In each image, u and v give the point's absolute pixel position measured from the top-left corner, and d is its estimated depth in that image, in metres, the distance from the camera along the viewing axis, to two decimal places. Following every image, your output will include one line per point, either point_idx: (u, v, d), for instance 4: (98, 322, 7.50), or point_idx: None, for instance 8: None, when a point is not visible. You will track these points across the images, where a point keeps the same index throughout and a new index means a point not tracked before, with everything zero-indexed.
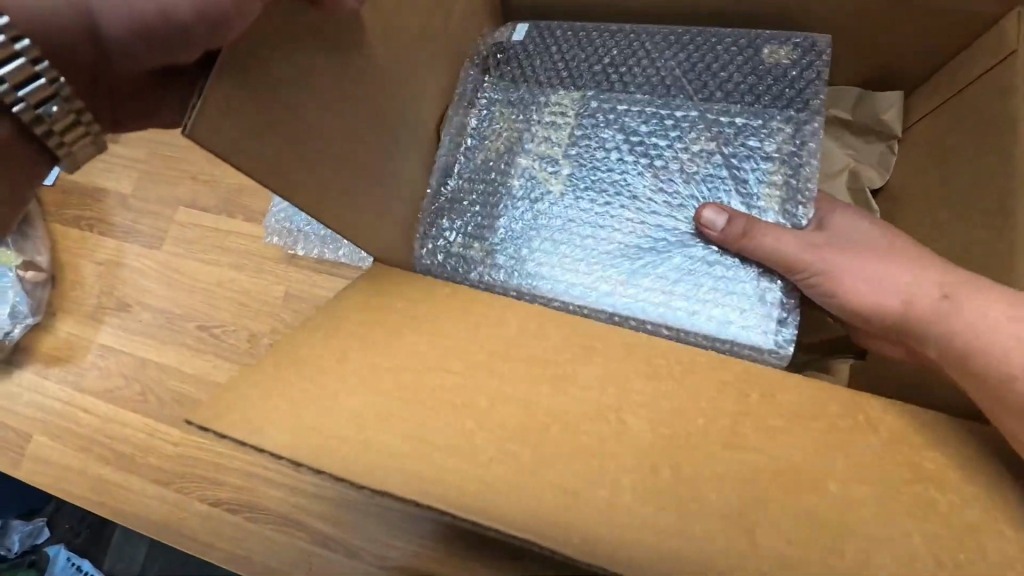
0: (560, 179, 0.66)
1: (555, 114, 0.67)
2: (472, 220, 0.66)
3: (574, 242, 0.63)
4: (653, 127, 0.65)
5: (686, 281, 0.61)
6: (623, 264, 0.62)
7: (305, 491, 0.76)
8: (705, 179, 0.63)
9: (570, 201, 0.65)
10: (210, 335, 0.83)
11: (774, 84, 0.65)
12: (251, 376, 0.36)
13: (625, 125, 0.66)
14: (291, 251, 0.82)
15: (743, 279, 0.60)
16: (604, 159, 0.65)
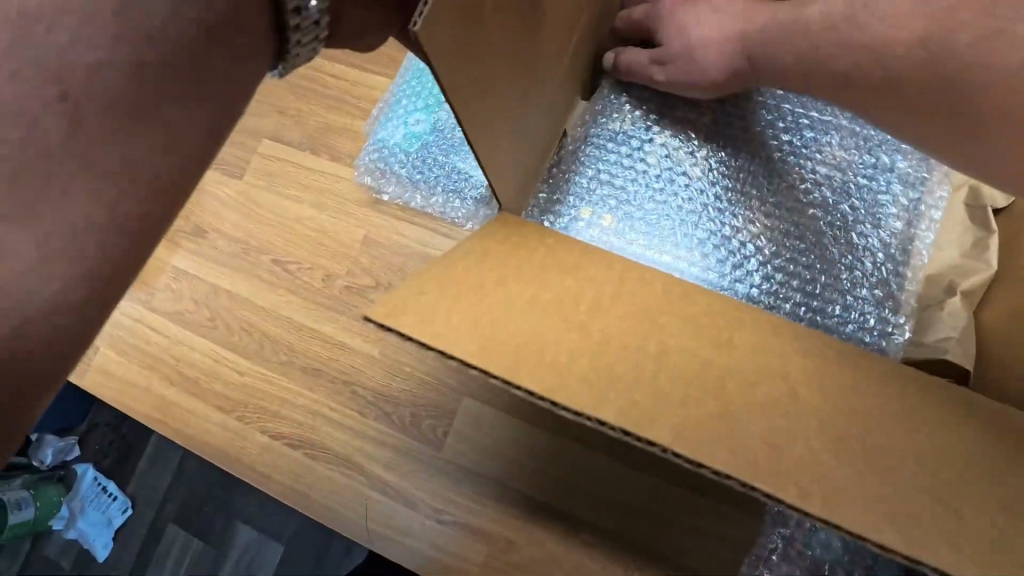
0: (697, 159, 0.62)
1: (690, 96, 0.63)
2: (599, 190, 0.63)
3: (708, 229, 0.61)
4: (790, 123, 0.62)
5: (817, 281, 0.60)
6: (761, 258, 0.60)
7: (367, 435, 0.75)
8: (840, 188, 0.61)
9: (705, 184, 0.62)
10: (283, 270, 0.83)
11: None
12: (422, 292, 0.35)
13: (764, 115, 0.62)
14: (377, 194, 0.81)
15: (866, 281, 0.60)
16: (741, 147, 0.62)
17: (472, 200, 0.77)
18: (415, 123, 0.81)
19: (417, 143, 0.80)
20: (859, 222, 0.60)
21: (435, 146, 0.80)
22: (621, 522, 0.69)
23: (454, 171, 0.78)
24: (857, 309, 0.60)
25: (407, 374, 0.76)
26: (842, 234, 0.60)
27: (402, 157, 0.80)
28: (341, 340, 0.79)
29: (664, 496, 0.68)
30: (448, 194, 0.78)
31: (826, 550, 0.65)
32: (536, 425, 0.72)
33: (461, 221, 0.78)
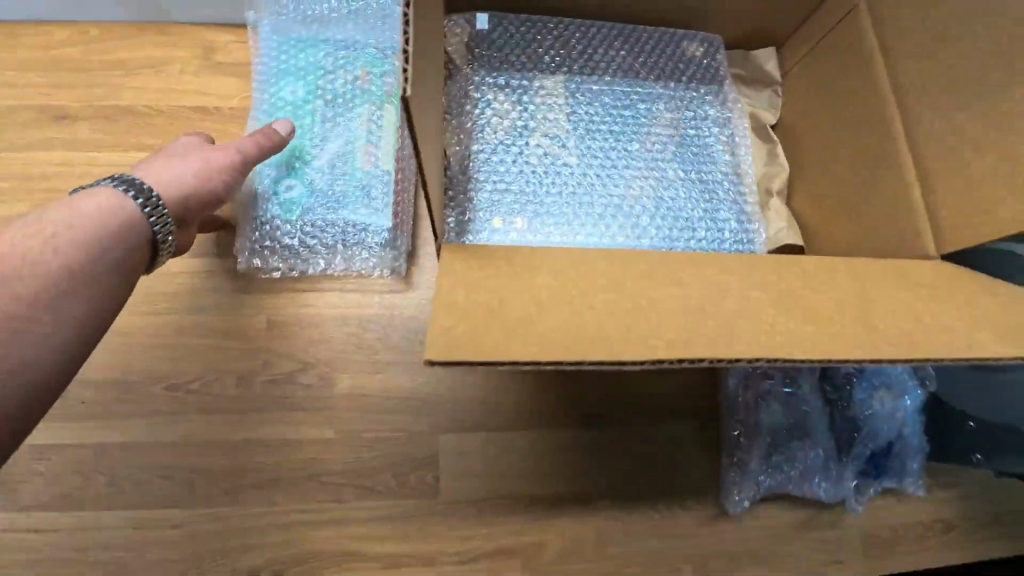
0: (570, 149, 0.69)
1: (542, 101, 0.70)
2: (501, 201, 0.66)
3: (601, 204, 0.68)
4: (625, 101, 0.72)
5: (698, 217, 0.69)
6: (650, 214, 0.68)
7: (355, 520, 0.70)
8: (681, 140, 0.72)
9: (585, 168, 0.68)
10: (184, 393, 0.72)
11: (699, 65, 0.75)
12: (450, 327, 0.38)
13: (605, 101, 0.72)
14: (267, 274, 0.75)
15: (730, 204, 0.70)
16: (598, 130, 0.70)
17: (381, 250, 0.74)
18: (290, 186, 0.73)
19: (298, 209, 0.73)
20: (704, 162, 0.72)
21: (321, 205, 0.73)
22: (621, 481, 0.74)
23: (350, 226, 0.73)
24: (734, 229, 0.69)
25: (371, 441, 0.72)
26: (698, 175, 0.70)
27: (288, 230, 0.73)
28: (285, 437, 0.72)
29: (646, 437, 0.75)
30: (352, 250, 0.74)
31: (765, 413, 0.73)
32: (516, 431, 0.74)
33: (377, 273, 0.76)
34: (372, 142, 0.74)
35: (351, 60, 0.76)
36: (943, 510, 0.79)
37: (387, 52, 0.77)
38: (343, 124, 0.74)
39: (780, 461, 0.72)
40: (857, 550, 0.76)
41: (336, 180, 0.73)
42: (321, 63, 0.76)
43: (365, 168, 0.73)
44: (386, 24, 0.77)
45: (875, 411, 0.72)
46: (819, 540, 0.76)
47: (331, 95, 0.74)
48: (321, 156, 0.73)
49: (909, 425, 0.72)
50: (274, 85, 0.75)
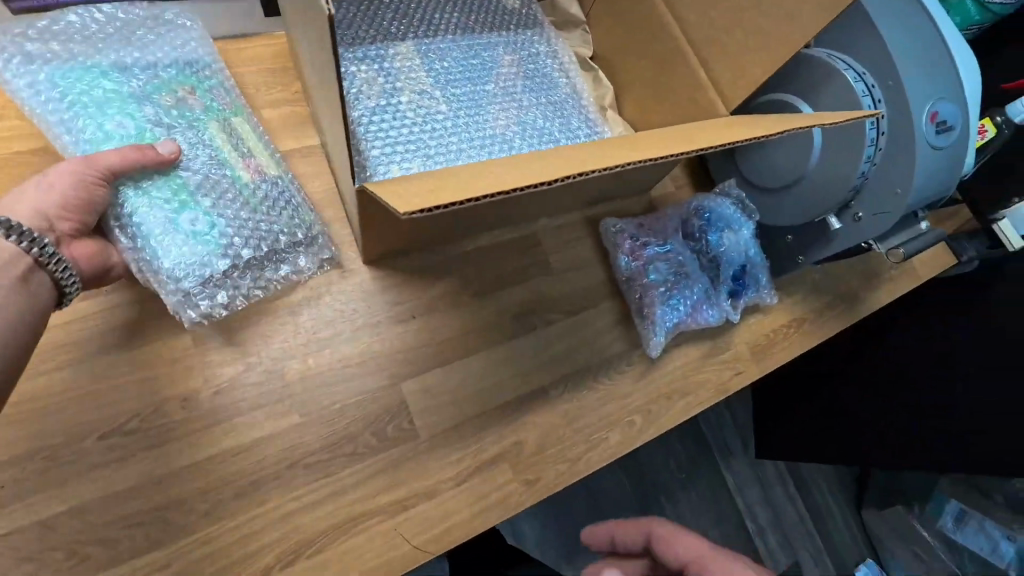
0: (438, 98, 0.78)
1: (400, 64, 0.78)
2: (393, 151, 0.72)
3: (479, 136, 0.77)
4: (470, 52, 0.83)
5: (558, 131, 0.82)
6: (520, 136, 0.79)
7: (350, 485, 0.74)
8: (525, 74, 0.85)
9: (456, 111, 0.78)
10: (126, 434, 0.69)
11: (520, 14, 0.89)
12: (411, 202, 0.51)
13: (453, 55, 0.82)
14: (202, 317, 0.70)
15: (578, 116, 0.85)
16: (456, 79, 0.80)
17: (311, 241, 0.79)
18: (190, 222, 0.70)
19: (210, 237, 0.71)
20: (547, 87, 0.85)
21: (232, 224, 0.73)
22: (566, 367, 0.87)
23: (271, 231, 0.75)
24: (587, 135, 0.84)
25: (341, 410, 0.76)
26: (547, 98, 0.84)
27: (220, 256, 0.71)
28: (253, 437, 0.72)
29: (574, 325, 0.89)
30: (281, 253, 0.76)
31: (654, 271, 0.90)
32: (469, 358, 0.83)
33: (316, 263, 0.79)
34: (244, 154, 0.78)
35: (164, 92, 0.77)
36: (792, 308, 1.06)
37: (195, 69, 0.81)
38: (207, 147, 0.75)
39: (675, 303, 0.89)
40: (748, 356, 0.99)
41: (234, 197, 0.74)
42: (129, 92, 0.74)
43: (252, 180, 0.77)
44: (164, 41, 0.80)
45: (727, 246, 0.93)
46: (721, 361, 0.96)
47: (166, 124, 0.75)
48: (208, 182, 0.73)
49: (751, 250, 0.95)
50: (88, 132, 0.70)
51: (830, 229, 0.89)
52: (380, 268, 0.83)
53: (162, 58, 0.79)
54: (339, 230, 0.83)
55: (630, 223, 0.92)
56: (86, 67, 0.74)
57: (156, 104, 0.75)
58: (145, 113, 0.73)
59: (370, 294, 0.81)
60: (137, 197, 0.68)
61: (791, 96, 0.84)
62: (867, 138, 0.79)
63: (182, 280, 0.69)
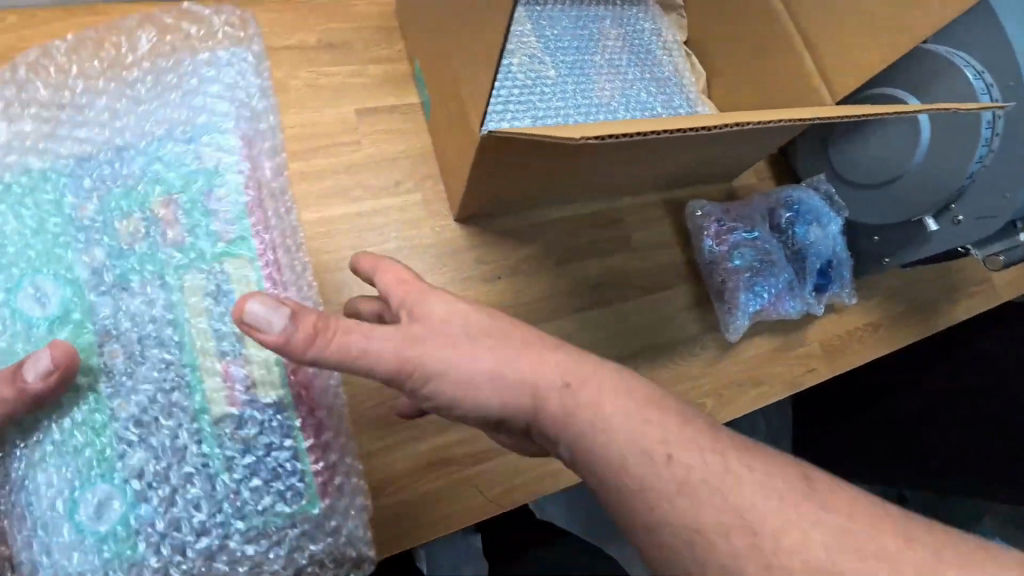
0: (547, 64, 0.79)
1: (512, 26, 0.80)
2: (505, 109, 0.74)
3: (586, 104, 0.78)
4: (578, 22, 0.84)
5: (660, 106, 0.83)
6: (624, 108, 0.80)
7: (428, 432, 0.75)
8: (629, 48, 0.85)
9: (563, 78, 0.79)
10: None
11: None
12: None
13: (562, 23, 0.83)
14: None
15: (679, 92, 0.85)
16: (565, 47, 0.81)
17: (277, 494, 0.67)
18: (93, 519, 0.63)
19: (120, 541, 0.63)
20: (651, 63, 0.86)
21: (147, 535, 0.64)
22: (643, 343, 0.87)
23: (238, 443, 0.67)
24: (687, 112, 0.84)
25: None
26: (651, 74, 0.85)
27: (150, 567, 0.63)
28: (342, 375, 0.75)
29: (652, 304, 0.89)
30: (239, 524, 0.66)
31: (740, 258, 0.90)
32: (548, 324, 0.84)
33: (329, 561, 0.68)
34: (244, 384, 0.68)
35: (134, 266, 0.70)
36: (868, 311, 1.04)
37: (203, 233, 0.73)
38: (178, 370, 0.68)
39: (758, 294, 0.89)
40: (822, 353, 0.98)
41: (188, 432, 0.66)
42: (81, 278, 0.69)
43: (223, 414, 0.67)
44: (191, 97, 0.77)
45: (813, 240, 0.92)
46: (795, 356, 0.95)
47: (149, 312, 0.69)
48: (148, 428, 0.66)
49: (837, 247, 0.94)
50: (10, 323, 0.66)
51: (926, 230, 0.87)
52: (470, 228, 0.85)
53: (184, 173, 0.74)
54: (432, 186, 0.85)
55: (716, 208, 0.92)
56: (44, 230, 0.70)
57: (138, 287, 0.70)
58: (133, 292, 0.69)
59: (459, 251, 0.83)
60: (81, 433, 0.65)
61: (900, 90, 0.83)
62: (981, 133, 0.78)
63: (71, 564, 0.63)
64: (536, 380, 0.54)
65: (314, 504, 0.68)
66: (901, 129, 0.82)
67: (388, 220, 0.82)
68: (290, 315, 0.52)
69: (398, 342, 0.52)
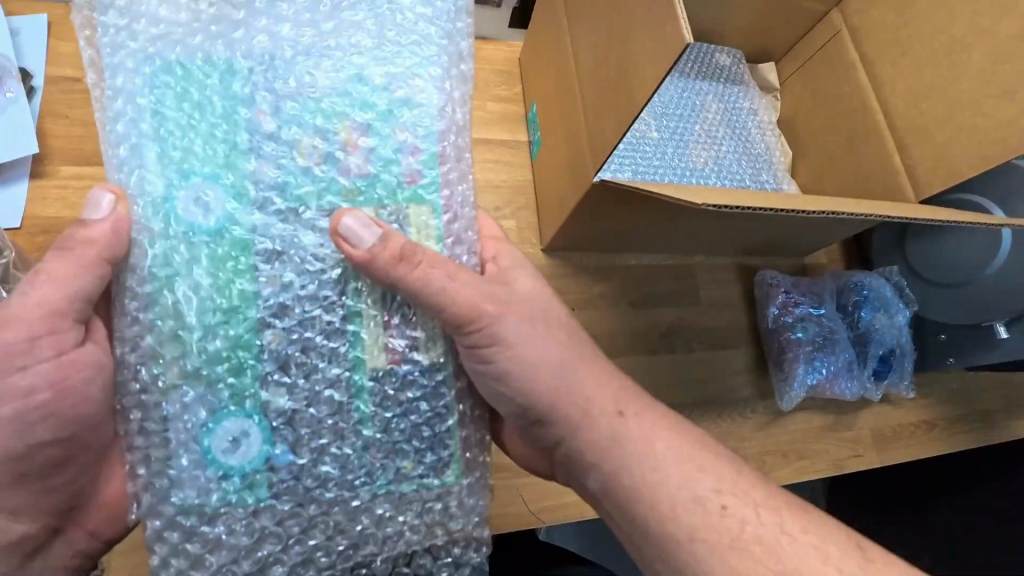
0: (653, 125, 0.88)
1: None
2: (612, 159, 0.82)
3: (681, 166, 0.86)
4: (686, 92, 0.93)
5: (749, 178, 0.90)
6: (715, 175, 0.88)
7: None
8: (728, 122, 0.93)
9: (665, 140, 0.88)
10: None
11: (732, 69, 0.99)
12: None
13: (671, 92, 0.92)
14: None
15: (769, 168, 0.92)
16: (671, 113, 0.90)
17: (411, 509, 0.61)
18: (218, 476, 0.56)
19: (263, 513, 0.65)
20: (745, 139, 0.93)
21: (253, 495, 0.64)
22: (694, 395, 0.91)
23: (398, 409, 0.60)
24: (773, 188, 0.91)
25: None
26: (744, 147, 0.92)
27: None
28: None
29: (708, 360, 0.94)
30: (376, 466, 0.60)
31: (803, 329, 0.93)
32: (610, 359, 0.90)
33: (425, 531, 0.61)
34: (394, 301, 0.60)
35: (288, 129, 0.60)
36: (923, 409, 1.04)
37: (374, 91, 0.62)
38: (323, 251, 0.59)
39: (816, 366, 0.92)
40: (869, 440, 0.99)
41: (319, 348, 0.59)
42: (241, 184, 0.58)
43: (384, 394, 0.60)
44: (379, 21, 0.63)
45: (879, 327, 0.95)
46: (840, 438, 0.96)
47: (285, 183, 0.59)
48: (278, 347, 0.58)
49: (902, 338, 0.95)
50: (169, 228, 0.56)
51: (996, 337, 0.88)
52: (553, 259, 0.93)
53: (374, 100, 0.62)
54: (527, 216, 0.95)
55: (786, 279, 0.96)
56: (211, 124, 0.58)
57: (283, 141, 0.60)
58: (264, 175, 0.59)
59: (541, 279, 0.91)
60: (216, 343, 0.56)
61: (985, 199, 0.86)
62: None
63: (185, 489, 0.56)
64: (592, 400, 0.61)
65: (456, 478, 0.62)
66: (983, 237, 0.85)
67: None
68: (381, 236, 0.56)
69: (478, 294, 0.58)
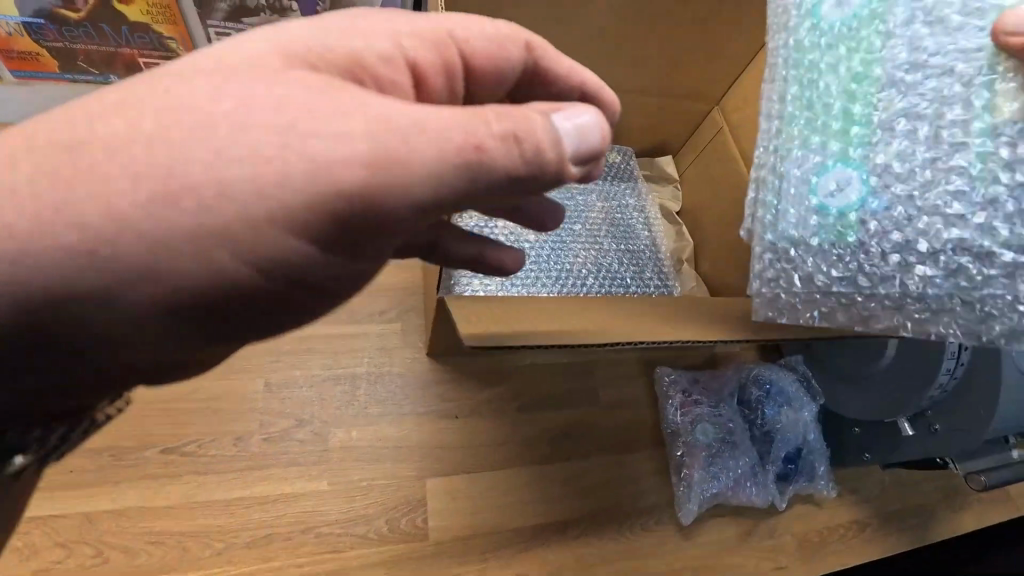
0: (529, 227, 0.88)
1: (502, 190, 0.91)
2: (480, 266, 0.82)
3: (555, 270, 0.86)
4: (567, 193, 0.94)
5: (628, 277, 0.89)
6: (592, 277, 0.87)
7: (351, 566, 0.74)
8: (610, 221, 0.94)
9: (541, 242, 0.87)
10: (180, 455, 0.77)
11: (617, 168, 1.01)
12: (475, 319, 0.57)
13: (552, 192, 0.93)
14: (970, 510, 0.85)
15: (651, 267, 0.92)
16: None
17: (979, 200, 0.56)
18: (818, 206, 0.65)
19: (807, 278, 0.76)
20: (627, 237, 0.93)
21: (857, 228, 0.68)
22: (593, 506, 0.85)
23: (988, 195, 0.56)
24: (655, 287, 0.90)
25: (364, 488, 0.79)
26: (625, 246, 0.92)
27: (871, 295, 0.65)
28: (281, 491, 0.77)
29: (606, 467, 0.88)
30: (889, 224, 0.61)
31: (701, 432, 0.88)
32: (497, 470, 0.84)
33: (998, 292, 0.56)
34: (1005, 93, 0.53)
35: None
36: (850, 509, 0.97)
37: None
38: (922, 138, 0.59)
39: (716, 474, 0.86)
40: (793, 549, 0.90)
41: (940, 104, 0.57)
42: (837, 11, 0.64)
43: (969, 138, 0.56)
44: None
45: (783, 424, 0.90)
46: (761, 548, 0.88)
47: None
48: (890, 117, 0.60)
49: (809, 434, 0.90)
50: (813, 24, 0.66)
51: (901, 433, 0.85)
52: (438, 362, 0.89)
53: None
54: (412, 317, 0.92)
55: (685, 378, 0.93)
56: None
57: None
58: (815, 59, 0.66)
59: (424, 386, 0.87)
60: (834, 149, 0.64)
61: None
62: (945, 360, 0.76)
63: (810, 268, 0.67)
64: None
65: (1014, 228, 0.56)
66: None
67: (365, 344, 0.89)
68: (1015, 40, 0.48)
69: None
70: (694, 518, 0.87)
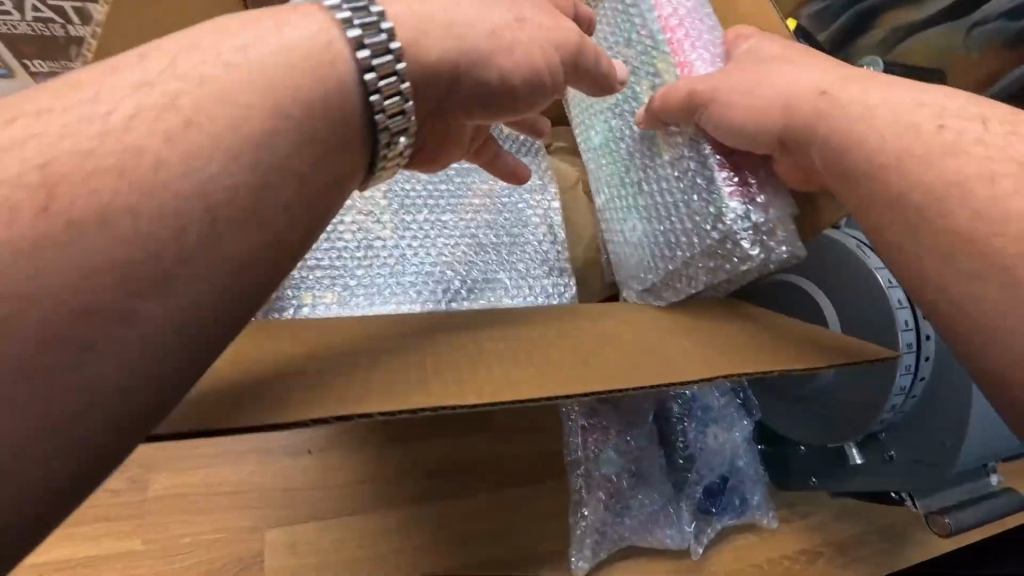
0: (383, 223, 0.71)
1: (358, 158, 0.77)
2: (311, 277, 0.66)
3: (411, 276, 0.69)
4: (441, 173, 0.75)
5: (510, 278, 0.72)
6: (460, 281, 0.70)
7: None
8: (495, 207, 0.75)
9: (397, 240, 0.70)
10: None
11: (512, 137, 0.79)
12: None
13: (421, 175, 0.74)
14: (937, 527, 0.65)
15: (543, 264, 0.74)
16: (413, 203, 0.73)
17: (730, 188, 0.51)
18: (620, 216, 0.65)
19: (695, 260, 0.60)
20: (515, 226, 0.75)
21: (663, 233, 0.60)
22: (470, 555, 0.71)
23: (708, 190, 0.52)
24: (545, 288, 0.73)
25: (187, 546, 0.67)
26: (511, 236, 0.74)
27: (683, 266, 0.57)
28: (86, 555, 0.65)
29: (490, 505, 0.74)
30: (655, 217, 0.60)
31: (606, 464, 0.72)
32: (354, 514, 0.71)
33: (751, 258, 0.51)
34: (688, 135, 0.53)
35: None
36: (799, 535, 0.81)
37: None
38: (664, 185, 0.58)
39: (627, 512, 0.71)
40: None
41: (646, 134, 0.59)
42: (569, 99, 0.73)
43: (676, 143, 0.55)
44: None
45: (705, 446, 0.75)
46: None
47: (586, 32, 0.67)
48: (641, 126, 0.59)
49: (740, 454, 0.75)
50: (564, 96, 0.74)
51: (849, 461, 0.68)
52: None
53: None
54: None
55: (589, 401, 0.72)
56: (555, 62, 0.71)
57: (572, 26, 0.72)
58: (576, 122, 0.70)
59: None
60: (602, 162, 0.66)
61: (808, 281, 0.65)
62: (903, 363, 0.58)
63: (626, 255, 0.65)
64: None
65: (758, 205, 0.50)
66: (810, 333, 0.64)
67: None
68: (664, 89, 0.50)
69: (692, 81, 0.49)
70: (604, 564, 0.72)
